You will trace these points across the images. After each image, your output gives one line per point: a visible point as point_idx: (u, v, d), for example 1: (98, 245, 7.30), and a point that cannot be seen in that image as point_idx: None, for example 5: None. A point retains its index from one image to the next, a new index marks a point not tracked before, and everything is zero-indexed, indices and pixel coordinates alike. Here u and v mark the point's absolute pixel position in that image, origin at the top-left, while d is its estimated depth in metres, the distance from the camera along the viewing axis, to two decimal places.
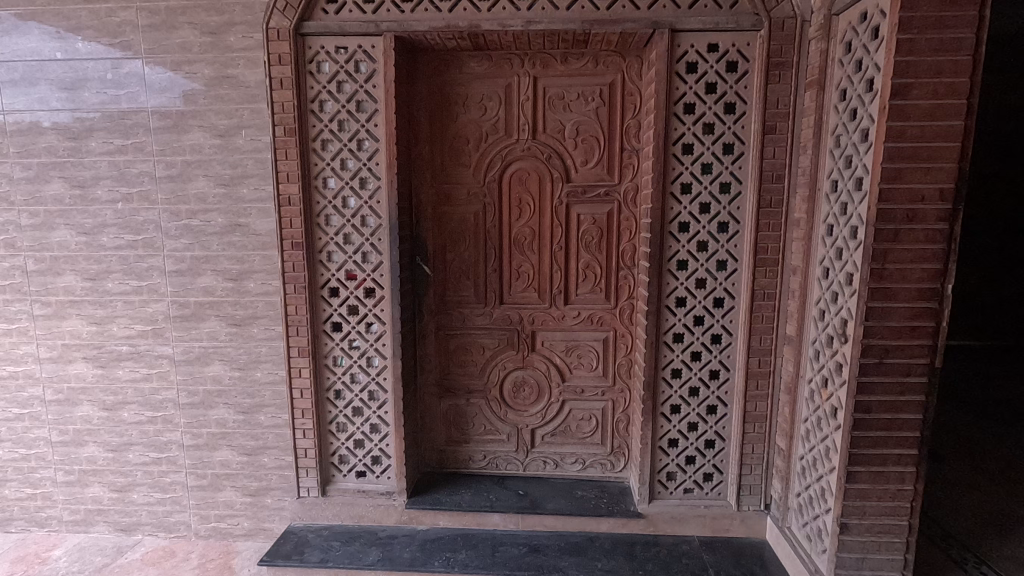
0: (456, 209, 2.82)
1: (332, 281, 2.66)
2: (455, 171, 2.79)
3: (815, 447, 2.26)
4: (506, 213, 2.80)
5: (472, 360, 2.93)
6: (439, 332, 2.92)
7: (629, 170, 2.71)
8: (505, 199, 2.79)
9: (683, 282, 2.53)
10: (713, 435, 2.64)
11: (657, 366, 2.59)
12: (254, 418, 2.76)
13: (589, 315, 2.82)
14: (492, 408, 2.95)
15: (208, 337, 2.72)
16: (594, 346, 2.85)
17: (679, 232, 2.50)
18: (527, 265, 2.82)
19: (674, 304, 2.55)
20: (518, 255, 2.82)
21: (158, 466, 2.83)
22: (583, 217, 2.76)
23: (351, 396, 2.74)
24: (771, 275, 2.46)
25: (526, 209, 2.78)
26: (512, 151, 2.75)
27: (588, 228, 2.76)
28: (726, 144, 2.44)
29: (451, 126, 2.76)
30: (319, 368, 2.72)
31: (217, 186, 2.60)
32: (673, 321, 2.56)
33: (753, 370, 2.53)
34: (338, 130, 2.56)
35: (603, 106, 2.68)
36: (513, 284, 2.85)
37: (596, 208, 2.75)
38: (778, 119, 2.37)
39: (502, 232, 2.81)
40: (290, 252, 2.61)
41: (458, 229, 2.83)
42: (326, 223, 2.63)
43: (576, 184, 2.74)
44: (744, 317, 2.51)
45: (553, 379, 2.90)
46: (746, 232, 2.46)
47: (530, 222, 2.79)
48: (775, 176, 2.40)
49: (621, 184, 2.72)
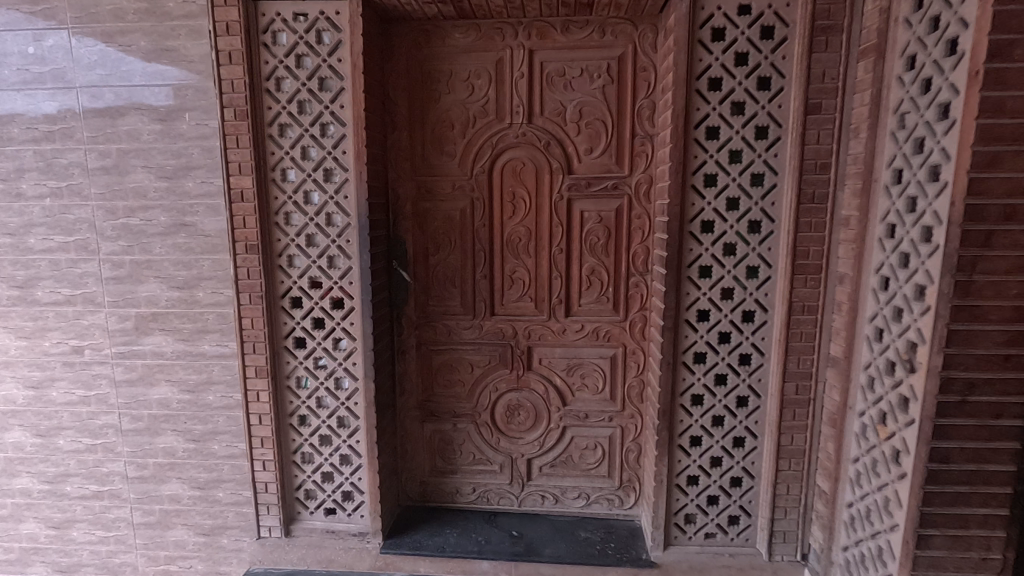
0: (440, 205, 2.43)
1: (294, 289, 2.29)
2: (439, 162, 2.41)
3: (869, 496, 1.85)
4: (498, 211, 2.41)
5: (459, 380, 2.54)
6: (422, 347, 2.54)
7: (642, 160, 2.30)
8: (497, 194, 2.40)
9: (706, 293, 2.13)
10: (739, 472, 2.24)
11: (674, 391, 2.19)
12: (206, 448, 2.39)
13: (594, 329, 2.43)
14: (483, 434, 2.57)
15: (152, 355, 2.35)
16: (600, 365, 2.46)
17: (701, 233, 2.10)
18: (522, 271, 2.43)
19: (695, 318, 2.15)
20: (512, 259, 2.43)
21: (100, 500, 2.48)
22: (586, 215, 2.36)
23: (317, 423, 2.37)
24: (812, 284, 2.05)
25: (520, 206, 2.39)
26: (504, 138, 2.35)
27: (594, 227, 2.36)
28: (759, 127, 2.03)
29: (434, 108, 2.37)
30: (280, 390, 2.35)
31: (159, 179, 2.23)
32: (694, 338, 2.16)
33: (789, 398, 2.12)
34: (298, 113, 2.18)
35: (612, 84, 2.27)
36: (506, 293, 2.46)
37: (602, 204, 2.35)
38: (824, 95, 1.95)
39: (493, 233, 2.42)
40: (243, 256, 2.23)
41: (442, 230, 2.44)
42: (286, 223, 2.25)
43: (579, 176, 2.34)
44: (779, 335, 2.10)
45: (553, 403, 2.50)
46: (783, 233, 2.06)
47: (526, 221, 2.39)
48: (818, 165, 1.98)
49: (632, 176, 2.31)
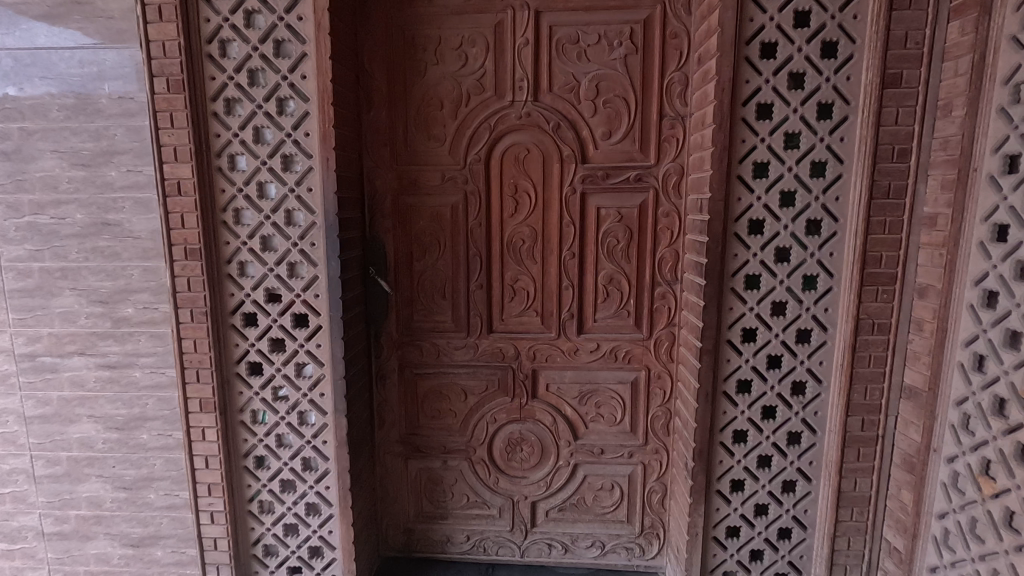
0: (427, 201, 2.02)
1: (247, 304, 1.86)
2: (425, 148, 1.99)
3: (964, 564, 1.51)
4: (497, 207, 2.00)
5: (450, 410, 2.13)
6: (405, 371, 2.12)
7: (671, 146, 1.91)
8: (495, 187, 1.99)
9: (753, 308, 1.75)
10: (789, 522, 1.86)
11: (713, 427, 1.82)
12: (140, 497, 1.95)
13: (611, 350, 2.03)
14: (479, 473, 2.16)
15: (71, 385, 1.90)
16: (618, 393, 2.07)
17: (749, 234, 1.72)
18: (526, 280, 2.03)
19: (739, 338, 1.77)
20: (513, 266, 2.03)
21: (10, 561, 2.03)
22: (603, 213, 1.96)
23: (278, 465, 1.94)
24: (883, 298, 1.68)
25: (524, 201, 1.99)
26: (504, 118, 1.94)
27: (612, 227, 1.96)
28: (822, 104, 1.65)
29: (419, 83, 1.95)
30: (232, 427, 1.92)
31: (74, 166, 1.78)
32: (738, 363, 1.78)
33: (853, 434, 1.75)
34: (249, 85, 1.75)
35: (635, 53, 1.88)
36: (507, 306, 2.05)
37: (623, 199, 1.95)
38: (905, 64, 1.56)
39: (491, 234, 2.02)
40: (182, 264, 1.80)
41: (429, 230, 2.03)
42: (236, 222, 1.82)
43: (594, 165, 1.94)
44: (842, 359, 1.72)
45: (562, 436, 2.11)
46: (849, 235, 1.67)
47: (530, 219, 1.99)
48: (895, 151, 1.61)
49: (658, 165, 1.92)
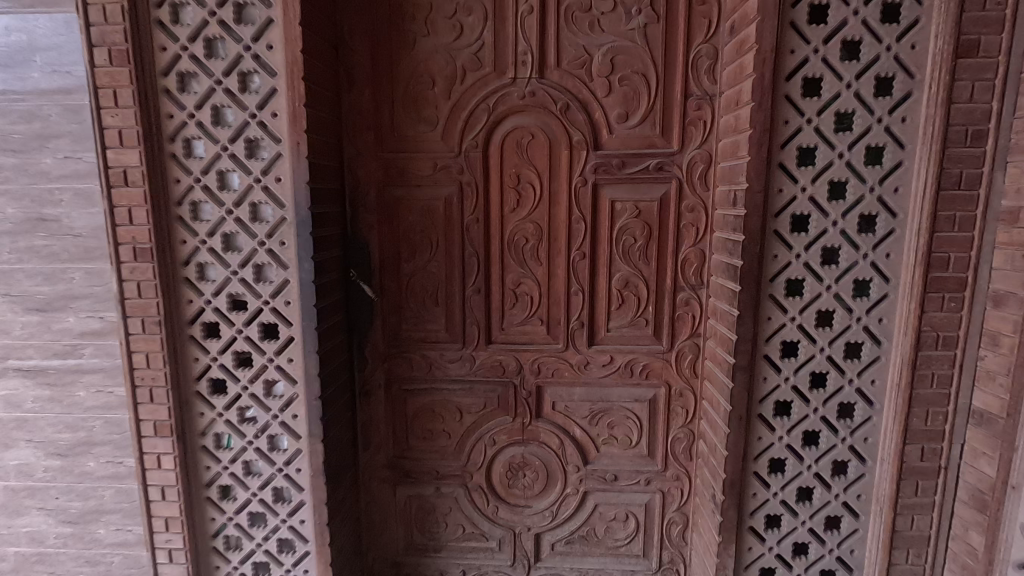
0: (417, 193, 1.77)
1: (208, 312, 1.61)
2: (414, 133, 1.74)
3: None
4: (498, 201, 1.75)
5: (444, 431, 1.89)
6: (393, 386, 1.87)
7: (697, 130, 1.65)
8: (495, 178, 1.74)
9: (794, 318, 1.50)
10: (833, 564, 1.61)
11: (746, 455, 1.57)
12: (88, 533, 1.71)
13: (627, 364, 1.79)
14: (476, 501, 1.92)
15: (6, 406, 1.65)
16: (634, 412, 1.82)
17: (791, 232, 1.47)
18: (530, 284, 1.78)
19: (778, 353, 1.52)
20: (515, 267, 1.78)
21: None
22: (617, 208, 1.72)
23: (246, 496, 1.70)
24: (951, 307, 1.42)
25: (528, 193, 1.73)
26: (505, 98, 1.69)
27: (629, 223, 1.72)
28: (880, 78, 1.39)
29: (407, 57, 1.70)
30: (192, 453, 1.68)
31: (3, 153, 1.53)
32: (775, 382, 1.53)
33: (911, 465, 1.50)
34: (206, 56, 1.49)
35: (657, 22, 1.62)
36: (508, 313, 1.80)
37: (641, 192, 1.70)
38: (984, 29, 1.31)
39: (490, 231, 1.77)
40: (130, 266, 1.55)
41: (419, 227, 1.78)
42: (194, 217, 1.57)
43: (608, 152, 1.69)
44: (899, 378, 1.47)
45: (570, 461, 1.87)
46: (910, 233, 1.42)
47: (534, 214, 1.74)
48: (969, 133, 1.35)
49: (682, 152, 1.67)
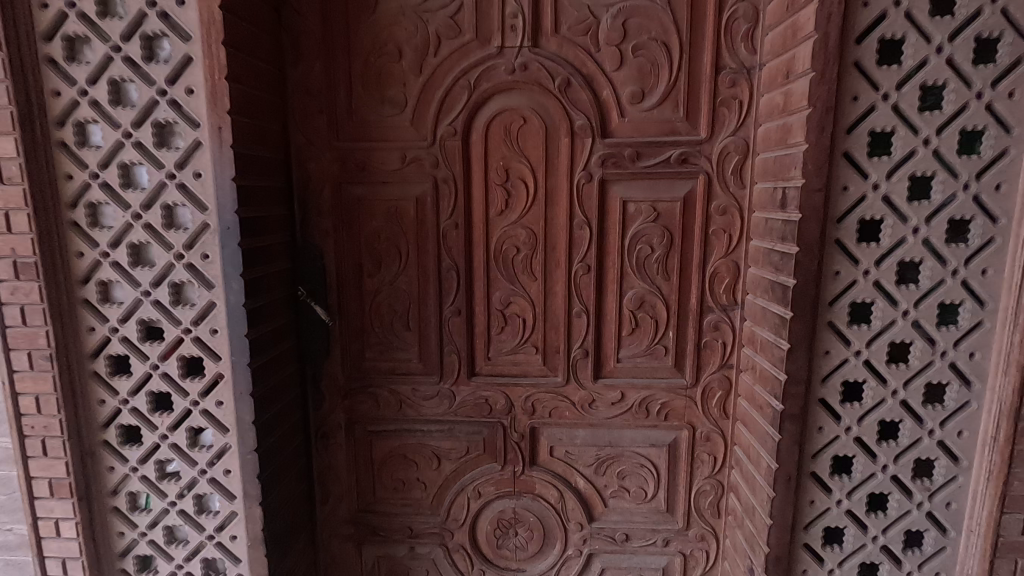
0: (382, 192, 1.43)
1: (114, 343, 1.27)
2: (377, 117, 1.40)
3: None
4: (481, 201, 1.41)
5: (419, 480, 1.56)
6: (356, 428, 1.54)
7: (731, 112, 1.32)
8: (477, 173, 1.40)
9: (860, 352, 1.17)
10: None
11: (795, 524, 1.24)
12: None
13: (642, 402, 1.46)
14: (458, 563, 1.59)
15: None
16: (650, 460, 1.50)
17: (858, 243, 1.13)
18: (522, 303, 1.45)
19: (837, 397, 1.19)
20: (504, 283, 1.44)
21: None
22: (630, 210, 1.38)
23: (169, 569, 1.37)
24: None
25: (519, 191, 1.40)
26: (490, 73, 1.35)
27: (644, 230, 1.38)
28: (981, 39, 1.06)
29: (367, 22, 1.36)
30: (101, 517, 1.34)
31: None
32: (833, 433, 1.20)
33: (1008, 541, 1.17)
34: (100, 15, 1.15)
35: None
36: (496, 339, 1.47)
37: (660, 189, 1.37)
38: None
39: (472, 239, 1.43)
40: (10, 286, 1.20)
41: (386, 234, 1.44)
42: (93, 223, 1.23)
43: (620, 140, 1.35)
44: (998, 431, 1.14)
45: (572, 517, 1.54)
46: (1015, 243, 1.09)
47: (527, 218, 1.41)
48: None
49: (711, 139, 1.34)
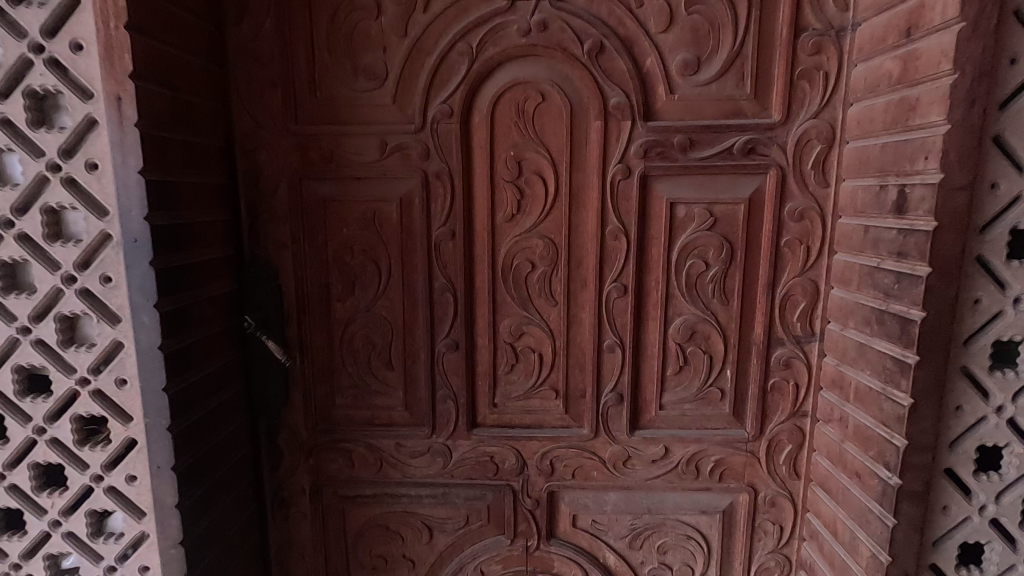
0: (354, 191, 1.09)
1: None
2: (348, 92, 1.06)
3: None
4: (485, 203, 1.08)
5: (406, 558, 1.22)
6: (324, 493, 1.20)
7: (814, 86, 1.01)
8: (480, 167, 1.08)
9: (1004, 408, 0.86)
10: None
11: None
12: None
13: (690, 460, 1.15)
14: None
15: None
16: (698, 531, 1.18)
17: (1009, 261, 0.83)
18: (537, 335, 1.13)
19: (970, 467, 0.89)
20: (513, 309, 1.12)
21: None
22: (679, 215, 1.07)
23: None
24: None
25: (534, 190, 1.08)
26: (498, 34, 1.02)
27: (697, 241, 1.07)
28: None
29: None
30: None
31: None
32: (964, 514, 0.90)
33: None
34: None
35: None
36: (504, 380, 1.15)
37: (717, 189, 1.06)
38: None
39: (472, 253, 1.11)
40: None
41: (360, 246, 1.11)
42: None
43: (667, 124, 1.04)
44: None
45: None
46: None
47: (544, 226, 1.09)
48: None
49: (786, 123, 1.03)
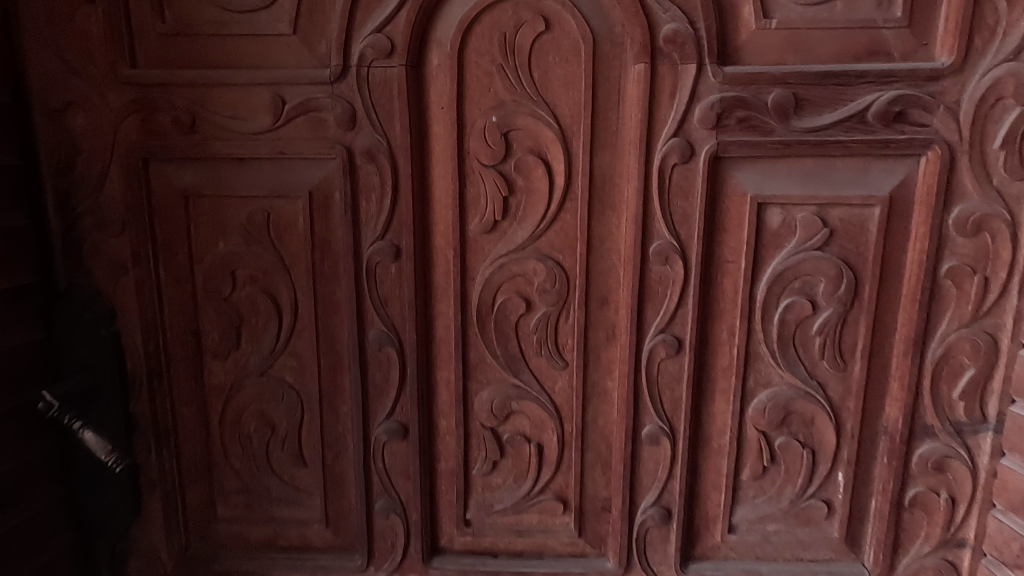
0: (231, 180, 0.66)
1: None
2: (216, 12, 0.63)
3: None
4: (449, 202, 0.65)
5: None
6: None
7: (1015, 6, 0.59)
8: (440, 143, 0.65)
9: None
10: None
11: None
12: None
13: None
14: None
15: None
16: None
17: None
18: (534, 415, 0.70)
19: None
20: (497, 375, 0.69)
21: None
22: (769, 226, 0.65)
23: None
24: None
25: (531, 178, 0.65)
26: None
27: (798, 267, 0.65)
28: None
29: None
30: None
31: None
32: None
33: None
34: None
35: None
36: (481, 482, 0.72)
37: (836, 183, 0.63)
38: None
39: (430, 284, 0.68)
40: None
41: (246, 271, 0.68)
42: None
43: (761, 70, 0.61)
44: None
45: None
46: None
47: (546, 240, 0.66)
48: None
49: (962, 71, 0.60)
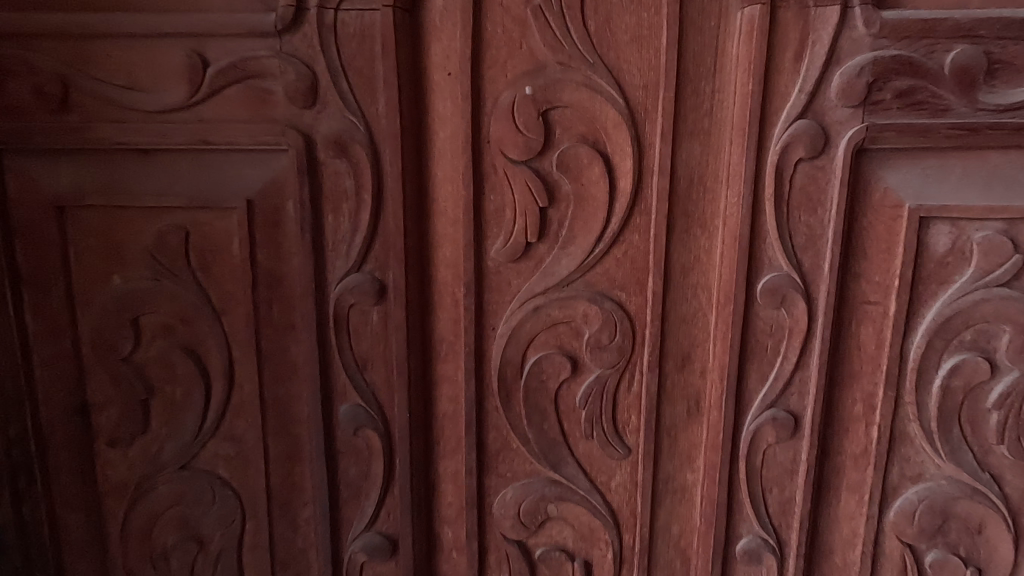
0: (128, 182, 0.44)
1: None
2: None
3: None
4: (460, 216, 0.44)
5: None
6: None
7: None
8: (445, 129, 0.43)
9: None
10: None
11: None
12: None
13: None
14: None
15: None
16: None
17: None
18: (580, 523, 0.49)
19: None
20: (526, 466, 0.48)
21: None
22: (934, 252, 0.44)
23: None
24: None
25: (583, 179, 0.43)
26: None
27: (974, 311, 0.44)
28: None
29: None
30: None
31: None
32: None
33: None
34: None
35: None
36: None
37: None
38: None
39: (429, 336, 0.46)
40: None
41: (155, 318, 0.46)
42: None
43: (939, 17, 0.40)
44: None
45: None
46: None
47: (603, 273, 0.45)
48: None
49: None
